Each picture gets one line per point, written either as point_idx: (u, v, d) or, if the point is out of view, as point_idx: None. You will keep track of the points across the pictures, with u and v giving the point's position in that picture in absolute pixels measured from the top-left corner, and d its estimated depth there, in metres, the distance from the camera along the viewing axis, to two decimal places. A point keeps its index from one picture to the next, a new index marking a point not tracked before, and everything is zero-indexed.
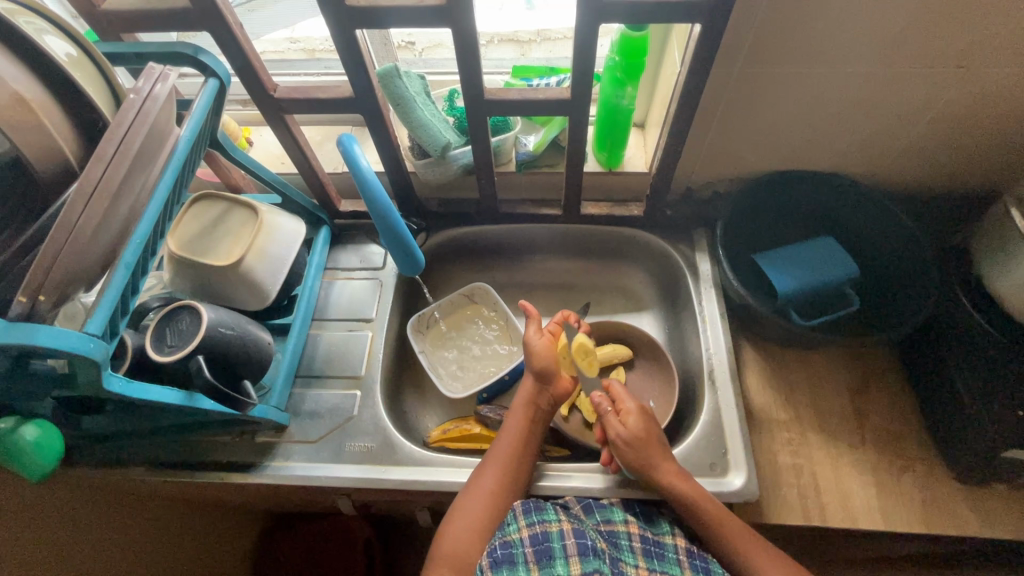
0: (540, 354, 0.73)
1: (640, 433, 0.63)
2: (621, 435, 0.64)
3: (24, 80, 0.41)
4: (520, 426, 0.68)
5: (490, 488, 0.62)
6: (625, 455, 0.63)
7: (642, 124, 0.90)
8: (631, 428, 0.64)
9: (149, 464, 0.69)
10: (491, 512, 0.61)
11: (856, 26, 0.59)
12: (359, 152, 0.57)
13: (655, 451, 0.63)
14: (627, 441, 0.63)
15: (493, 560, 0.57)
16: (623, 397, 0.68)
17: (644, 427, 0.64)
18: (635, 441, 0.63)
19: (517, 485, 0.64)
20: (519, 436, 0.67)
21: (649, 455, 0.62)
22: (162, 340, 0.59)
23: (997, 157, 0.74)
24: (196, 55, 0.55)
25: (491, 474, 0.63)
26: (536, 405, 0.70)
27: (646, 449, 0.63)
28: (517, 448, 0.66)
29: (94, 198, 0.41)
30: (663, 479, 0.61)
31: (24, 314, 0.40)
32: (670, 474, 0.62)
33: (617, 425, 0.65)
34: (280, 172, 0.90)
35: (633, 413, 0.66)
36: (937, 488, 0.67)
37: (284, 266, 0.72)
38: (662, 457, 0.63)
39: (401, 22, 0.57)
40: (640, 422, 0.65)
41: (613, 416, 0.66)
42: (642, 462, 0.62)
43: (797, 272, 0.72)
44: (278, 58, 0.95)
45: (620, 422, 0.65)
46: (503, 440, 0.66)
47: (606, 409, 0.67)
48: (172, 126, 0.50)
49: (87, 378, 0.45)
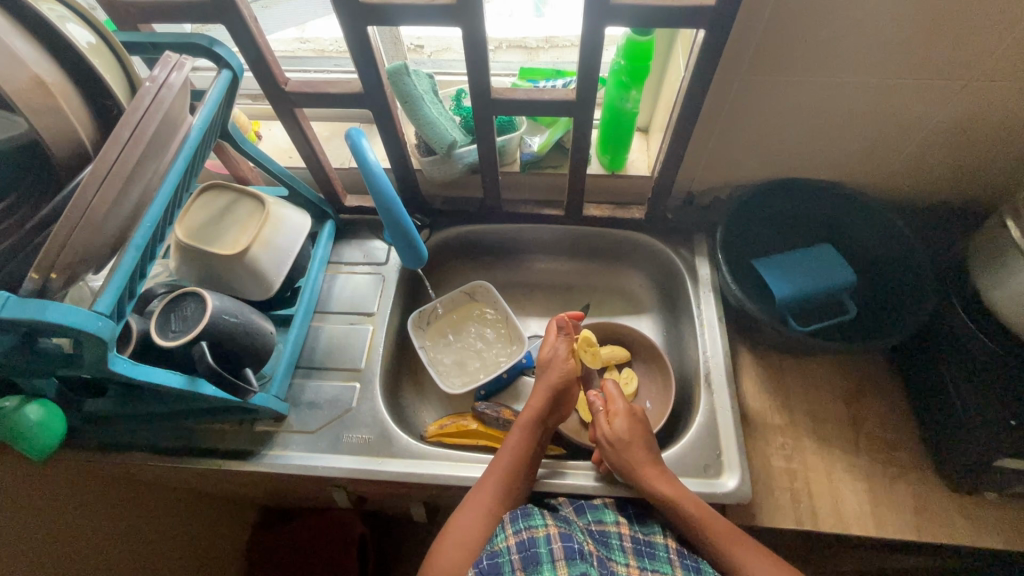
0: (556, 370, 0.72)
1: (623, 433, 0.65)
2: (605, 436, 0.66)
3: (47, 66, 0.42)
4: (523, 440, 0.67)
5: (485, 504, 0.62)
6: (610, 456, 0.65)
7: (646, 129, 0.91)
8: (616, 428, 0.66)
9: (149, 449, 0.69)
10: (484, 526, 0.61)
11: (857, 37, 0.60)
12: (367, 146, 0.58)
13: (635, 453, 0.64)
14: (611, 442, 0.65)
15: (479, 572, 0.56)
16: (614, 397, 0.70)
17: (628, 428, 0.66)
18: (617, 442, 0.65)
19: (514, 500, 0.63)
20: (522, 452, 0.66)
21: (631, 456, 0.63)
22: (167, 325, 0.60)
23: (997, 171, 0.75)
24: (211, 46, 0.57)
25: (490, 489, 0.63)
26: (540, 420, 0.69)
27: (627, 448, 0.64)
28: (519, 464, 0.65)
29: (108, 180, 0.42)
30: (648, 487, 0.62)
31: (36, 291, 0.41)
32: (656, 482, 0.62)
33: (604, 426, 0.68)
34: (288, 166, 0.92)
35: (619, 415, 0.67)
36: (929, 497, 0.67)
37: (289, 258, 0.73)
38: (647, 464, 0.63)
39: (412, 20, 0.58)
40: (624, 423, 0.66)
41: (603, 417, 0.69)
42: (623, 462, 0.64)
43: (794, 278, 0.73)
44: (289, 56, 0.97)
45: (608, 423, 0.67)
46: (505, 455, 0.66)
47: (599, 408, 0.71)
48: (185, 116, 0.51)
49: (93, 357, 0.46)
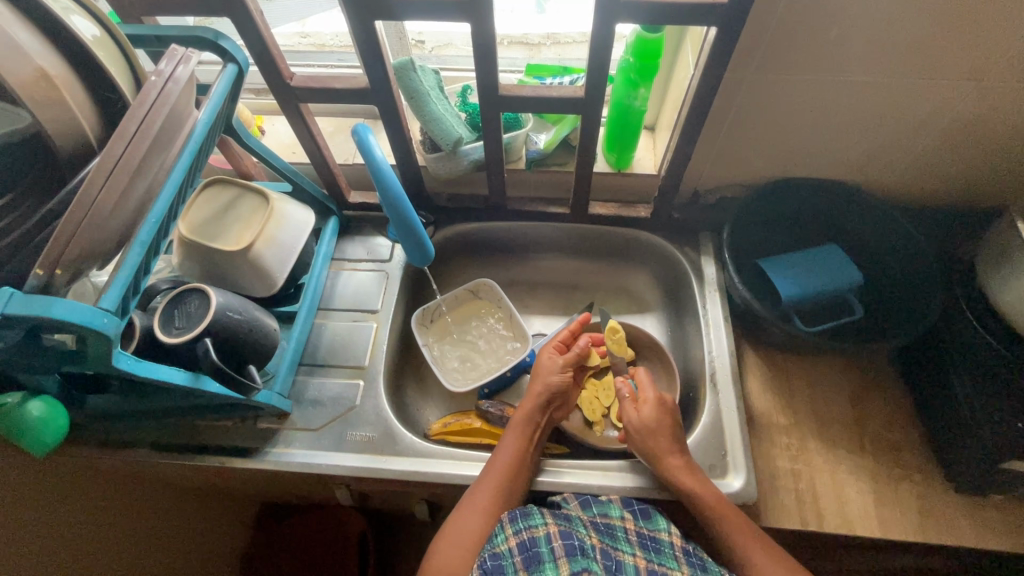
0: (553, 378, 0.72)
1: (650, 421, 0.65)
2: (632, 423, 0.67)
3: (50, 57, 0.41)
4: (517, 441, 0.67)
5: (484, 504, 0.62)
6: (637, 442, 0.66)
7: (652, 128, 0.91)
8: (643, 415, 0.66)
9: (151, 446, 0.69)
10: (490, 521, 0.61)
11: (869, 36, 0.59)
12: (373, 142, 0.57)
13: (661, 442, 0.64)
14: (639, 429, 0.66)
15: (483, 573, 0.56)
16: (644, 386, 0.70)
17: (657, 416, 0.66)
18: (644, 429, 0.65)
19: (513, 499, 0.63)
20: (517, 453, 0.66)
21: (656, 445, 0.64)
22: (171, 322, 0.60)
23: (1004, 173, 0.74)
24: (217, 40, 0.56)
25: (488, 490, 0.63)
26: (533, 421, 0.69)
27: (653, 437, 0.64)
28: (514, 465, 0.65)
29: (114, 175, 0.42)
30: (673, 477, 0.62)
31: (40, 287, 0.41)
32: (682, 475, 0.62)
33: (632, 413, 0.68)
34: (292, 162, 0.91)
35: (648, 403, 0.67)
36: (935, 498, 0.67)
37: (293, 255, 0.72)
38: (672, 454, 0.63)
39: (420, 14, 0.57)
40: (652, 411, 0.66)
41: (631, 404, 0.70)
42: (648, 451, 0.64)
43: (801, 278, 0.73)
44: (292, 51, 0.96)
45: (635, 411, 0.68)
46: (500, 456, 0.66)
47: (626, 396, 0.71)
48: (191, 109, 0.51)
49: (98, 354, 0.46)
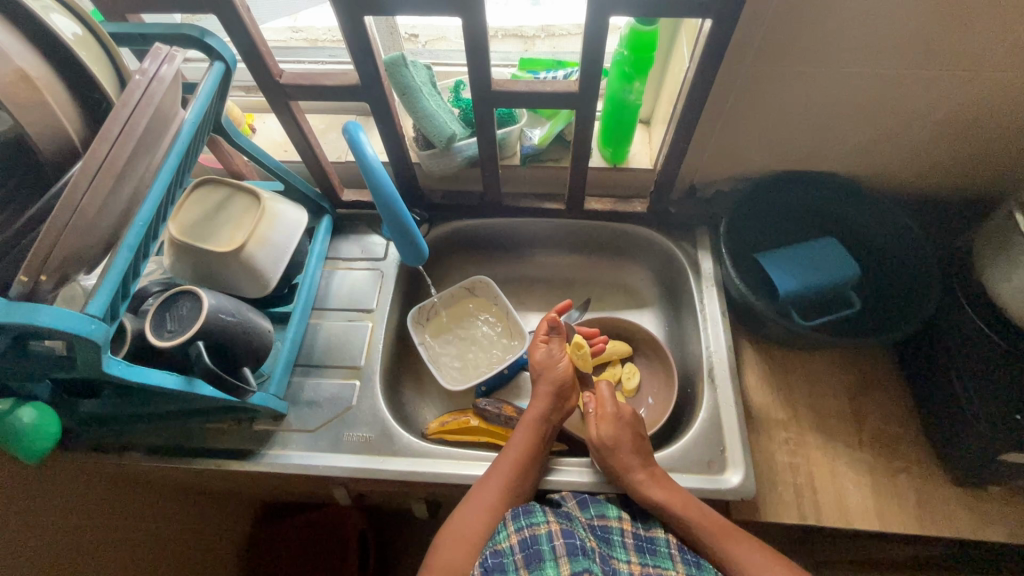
0: (558, 372, 0.72)
1: (610, 439, 0.65)
2: (592, 441, 0.66)
3: (31, 59, 0.40)
4: (528, 439, 0.66)
5: (493, 501, 0.61)
6: (598, 458, 0.65)
7: (648, 121, 0.90)
8: (602, 433, 0.66)
9: (148, 450, 0.69)
10: (488, 523, 0.60)
11: (867, 26, 0.58)
12: (364, 140, 0.56)
13: (624, 458, 0.63)
14: (599, 446, 0.65)
15: (483, 570, 0.55)
16: (603, 401, 0.69)
17: (615, 433, 0.65)
18: (603, 447, 0.65)
19: (520, 497, 0.63)
20: (527, 450, 0.65)
21: (618, 460, 0.63)
22: (162, 325, 0.58)
23: (1004, 162, 0.74)
24: (203, 37, 0.54)
25: (495, 487, 0.62)
26: (544, 418, 0.69)
27: (614, 454, 0.64)
28: (523, 462, 0.64)
29: (98, 178, 0.41)
30: (640, 491, 0.62)
31: (25, 294, 0.40)
32: (650, 486, 0.62)
33: (591, 429, 0.67)
34: (284, 160, 0.90)
35: (607, 419, 0.67)
36: (933, 490, 0.67)
37: (286, 255, 0.71)
38: (636, 469, 0.63)
39: (411, 9, 0.56)
40: (611, 428, 0.66)
41: (591, 419, 0.68)
42: (613, 467, 0.64)
43: (798, 272, 0.72)
44: (283, 46, 0.94)
45: (595, 427, 0.67)
46: (509, 452, 0.65)
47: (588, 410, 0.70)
48: (177, 109, 0.49)
49: (86, 360, 0.45)
